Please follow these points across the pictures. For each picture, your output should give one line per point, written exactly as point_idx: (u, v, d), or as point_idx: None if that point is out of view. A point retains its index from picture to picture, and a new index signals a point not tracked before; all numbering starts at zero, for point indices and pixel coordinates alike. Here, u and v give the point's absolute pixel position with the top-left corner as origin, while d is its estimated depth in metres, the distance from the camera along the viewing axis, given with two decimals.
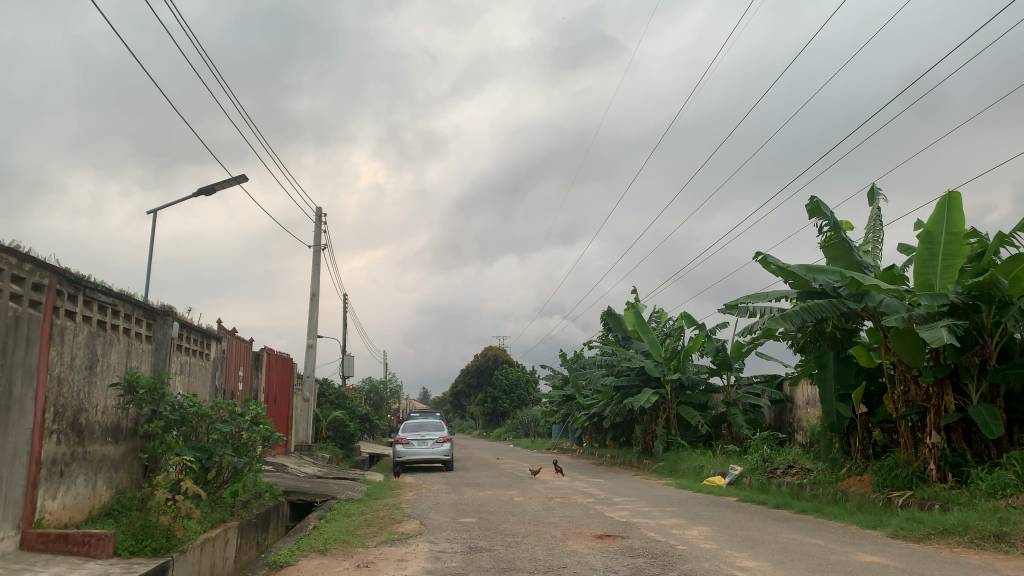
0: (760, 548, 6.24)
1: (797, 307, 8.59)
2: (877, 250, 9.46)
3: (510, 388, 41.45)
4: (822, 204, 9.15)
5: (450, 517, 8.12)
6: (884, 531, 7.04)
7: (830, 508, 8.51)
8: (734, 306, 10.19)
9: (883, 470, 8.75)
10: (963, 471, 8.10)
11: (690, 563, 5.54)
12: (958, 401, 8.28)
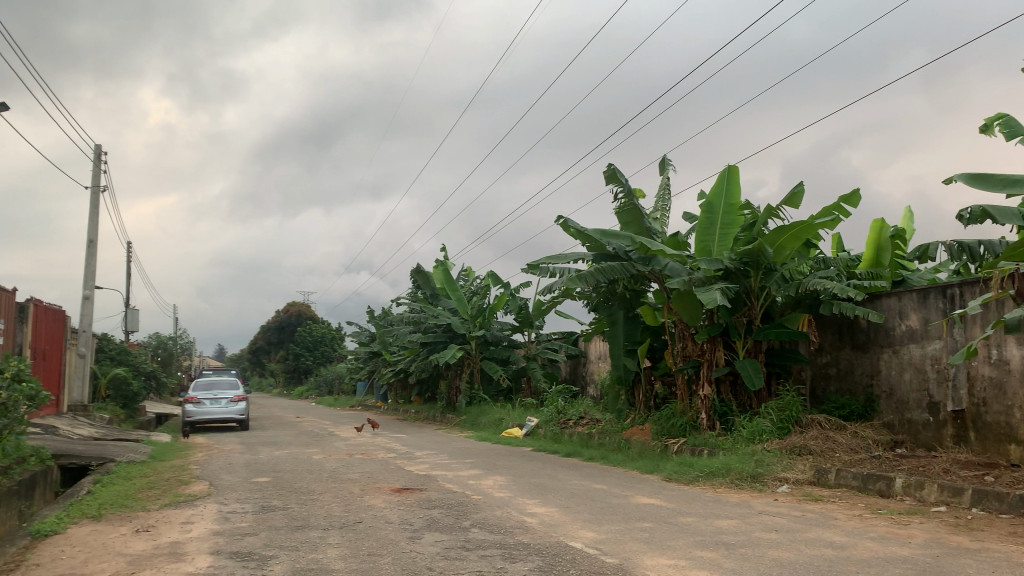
0: (550, 494, 6.59)
1: (592, 268, 9.03)
2: (665, 218, 10.14)
3: (314, 344, 40.47)
4: (619, 171, 9.64)
5: (243, 476, 7.83)
6: (660, 475, 7.67)
7: (614, 455, 9.14)
8: (536, 266, 10.54)
9: (662, 419, 9.53)
10: (729, 419, 9.02)
11: (484, 512, 5.72)
12: (727, 356, 9.17)
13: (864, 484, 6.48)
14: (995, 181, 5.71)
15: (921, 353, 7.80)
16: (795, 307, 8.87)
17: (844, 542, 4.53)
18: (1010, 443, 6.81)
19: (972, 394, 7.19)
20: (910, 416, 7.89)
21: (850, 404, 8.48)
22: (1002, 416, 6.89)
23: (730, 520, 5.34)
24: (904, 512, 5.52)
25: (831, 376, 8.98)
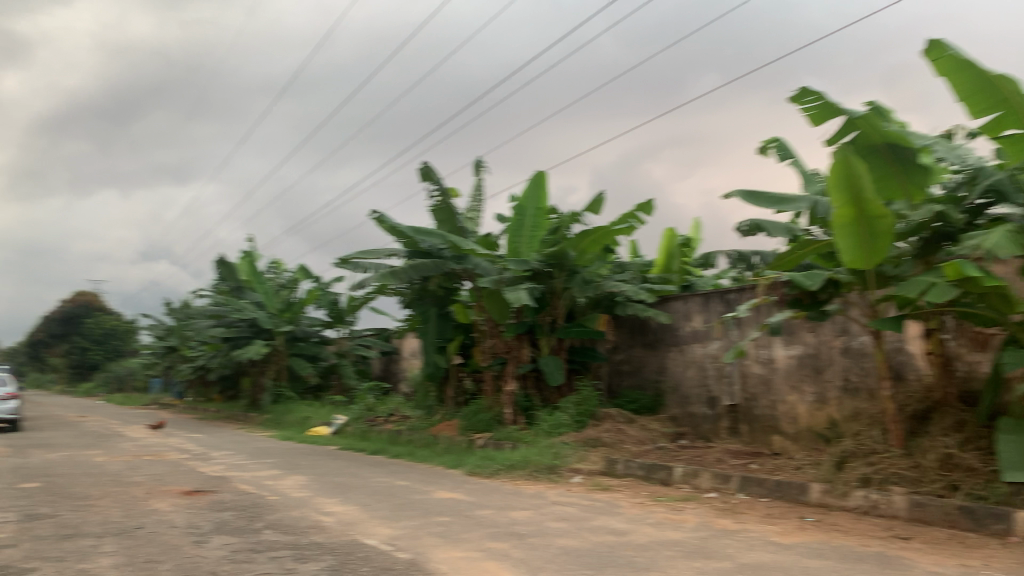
0: (351, 493, 6.51)
1: (403, 266, 9.00)
2: (477, 218, 10.33)
3: (103, 338, 37.32)
4: (433, 169, 9.69)
5: (7, 483, 7.06)
6: (463, 469, 7.80)
7: (419, 452, 9.18)
8: (347, 261, 10.36)
9: (469, 415, 9.69)
10: (531, 413, 9.34)
11: (278, 512, 5.56)
12: (532, 353, 9.49)
13: (649, 474, 6.97)
14: (765, 199, 6.31)
15: (703, 351, 8.48)
16: (596, 307, 9.36)
17: (625, 529, 4.85)
18: (774, 433, 7.57)
19: (745, 390, 7.92)
20: (693, 410, 8.56)
21: (641, 399, 9.09)
22: (768, 409, 7.65)
23: (523, 512, 5.54)
24: (680, 499, 5.99)
25: (626, 373, 9.56)
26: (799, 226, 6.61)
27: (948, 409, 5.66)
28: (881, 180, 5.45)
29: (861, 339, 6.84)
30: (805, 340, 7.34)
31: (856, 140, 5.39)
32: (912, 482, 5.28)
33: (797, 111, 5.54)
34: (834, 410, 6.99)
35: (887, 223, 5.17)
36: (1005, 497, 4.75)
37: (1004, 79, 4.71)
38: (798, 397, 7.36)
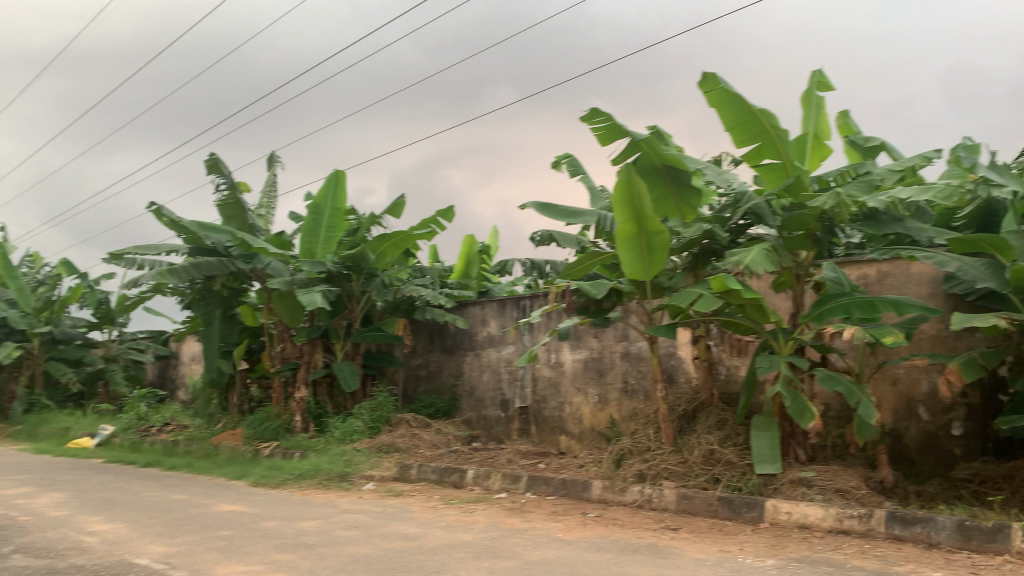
0: (118, 509, 5.96)
1: (186, 263, 8.40)
2: (269, 216, 9.90)
3: None
4: (221, 161, 9.15)
5: None
6: (247, 480, 7.41)
7: (199, 463, 8.60)
8: (119, 256, 9.50)
9: (255, 423, 9.25)
10: (323, 420, 9.08)
11: (30, 535, 4.96)
12: (325, 358, 9.24)
13: (441, 477, 7.03)
14: (558, 211, 6.60)
15: (497, 356, 8.71)
16: (393, 312, 9.29)
17: (416, 533, 4.84)
18: (561, 434, 7.93)
19: (535, 392, 8.23)
20: (485, 412, 8.75)
21: (436, 404, 9.10)
22: (556, 411, 8.00)
23: (312, 521, 5.37)
24: (470, 500, 6.10)
25: (421, 377, 9.59)
26: (588, 238, 6.97)
27: (712, 408, 6.23)
28: (659, 198, 5.88)
29: (639, 344, 7.34)
30: (591, 344, 7.76)
31: (639, 160, 5.77)
32: (680, 477, 5.75)
33: (588, 130, 5.83)
34: (615, 410, 7.46)
35: (663, 239, 5.59)
36: (756, 487, 5.32)
37: (764, 114, 5.26)
38: (583, 399, 7.76)
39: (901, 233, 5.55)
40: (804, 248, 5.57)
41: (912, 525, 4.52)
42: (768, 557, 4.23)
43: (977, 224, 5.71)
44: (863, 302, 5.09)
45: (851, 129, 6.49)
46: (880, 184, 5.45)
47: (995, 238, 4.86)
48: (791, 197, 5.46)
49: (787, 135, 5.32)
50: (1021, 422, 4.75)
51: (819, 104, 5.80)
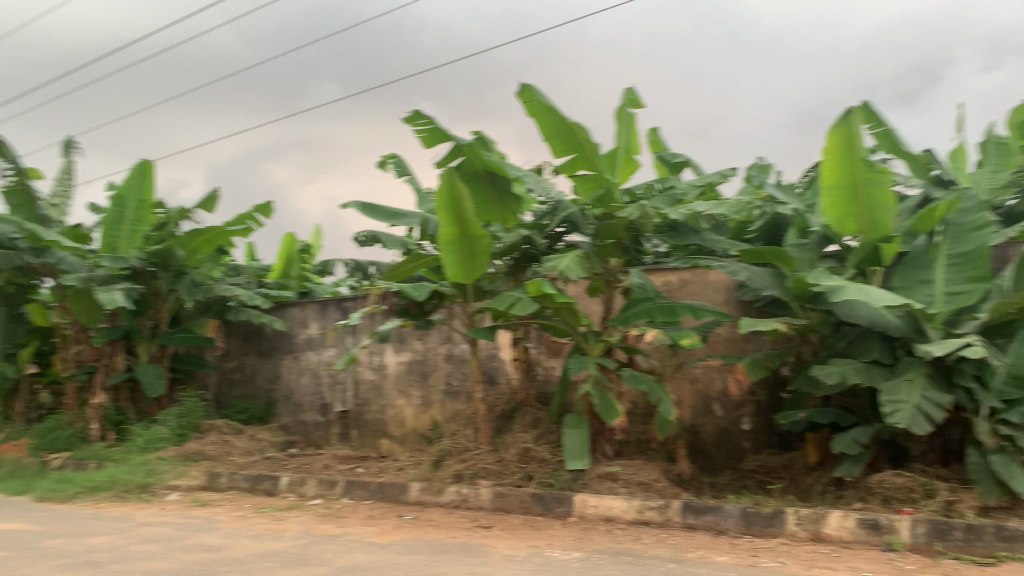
0: None
1: None
2: (65, 206, 9.07)
3: None
4: (5, 144, 8.26)
5: None
6: (31, 495, 6.74)
7: None
8: None
9: (42, 433, 8.42)
10: (123, 428, 8.42)
11: None
12: (126, 361, 8.56)
13: (253, 485, 6.74)
14: (380, 212, 6.53)
15: (318, 359, 8.48)
16: (204, 312, 8.80)
17: (222, 544, 4.62)
18: (382, 437, 7.86)
19: (356, 396, 8.10)
20: (304, 417, 8.50)
21: (251, 408, 8.75)
22: (377, 414, 7.92)
23: (104, 537, 4.97)
24: (283, 508, 5.89)
25: (236, 381, 9.17)
26: (411, 240, 6.94)
27: (528, 408, 6.42)
28: (481, 204, 5.98)
29: (461, 346, 7.42)
30: (414, 347, 7.74)
31: (461, 165, 5.82)
32: (496, 476, 5.87)
33: (411, 132, 5.80)
34: (436, 412, 7.50)
35: (484, 242, 5.68)
36: (567, 482, 5.55)
37: (580, 126, 5.49)
38: (404, 402, 7.73)
39: (698, 243, 6.00)
40: (615, 255, 5.87)
41: (703, 514, 4.89)
42: (574, 550, 4.42)
43: (766, 237, 6.27)
44: (664, 306, 5.44)
45: (660, 145, 6.90)
46: (682, 198, 5.85)
47: (778, 250, 5.34)
48: (603, 208, 5.68)
49: (599, 148, 5.58)
50: (797, 416, 5.27)
51: (631, 120, 6.13)
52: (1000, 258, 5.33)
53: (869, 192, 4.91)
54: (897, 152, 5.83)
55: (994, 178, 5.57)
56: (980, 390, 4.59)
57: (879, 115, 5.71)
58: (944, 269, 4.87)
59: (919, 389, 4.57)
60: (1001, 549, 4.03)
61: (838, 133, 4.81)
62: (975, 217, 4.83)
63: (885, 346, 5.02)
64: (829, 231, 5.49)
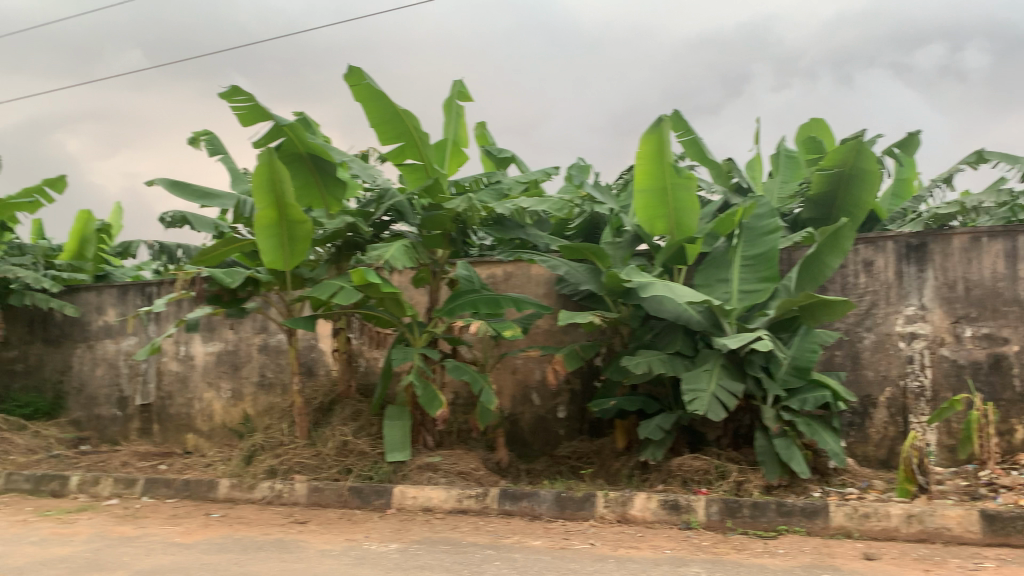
0: None
1: None
2: None
3: None
4: None
5: None
6: None
7: None
8: None
9: None
10: None
11: None
12: None
13: (37, 486, 6.12)
14: (191, 191, 6.12)
15: (115, 348, 7.83)
16: None
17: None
18: (188, 432, 7.40)
19: (159, 388, 7.57)
20: (99, 411, 7.83)
21: (36, 402, 7.92)
22: (183, 408, 7.44)
23: None
24: (72, 510, 5.39)
25: (17, 373, 8.27)
26: (226, 223, 6.55)
27: (348, 400, 6.29)
28: (302, 188, 5.78)
29: (278, 336, 7.14)
30: (225, 336, 7.35)
31: (282, 146, 5.58)
32: (312, 469, 5.70)
33: (228, 108, 5.48)
34: (249, 405, 7.17)
35: (305, 228, 5.50)
36: (386, 475, 5.50)
37: (408, 115, 5.45)
38: (214, 394, 7.32)
39: (522, 237, 6.15)
40: (440, 247, 5.86)
41: (520, 500, 5.03)
42: (392, 541, 4.39)
43: (584, 233, 6.57)
44: (489, 297, 5.53)
45: (487, 140, 6.98)
46: (508, 192, 5.96)
47: (595, 246, 5.57)
48: (431, 198, 5.67)
49: (429, 138, 5.58)
50: (607, 405, 5.54)
51: (459, 113, 6.16)
52: (787, 261, 6.03)
53: (677, 197, 5.25)
54: (702, 159, 6.28)
55: (783, 188, 6.15)
56: (766, 379, 5.05)
57: (687, 123, 6.11)
58: (739, 269, 5.29)
59: (716, 379, 4.96)
60: (781, 523, 4.47)
61: (651, 139, 5.10)
62: (766, 222, 5.32)
63: (687, 339, 5.38)
64: (641, 230, 5.83)
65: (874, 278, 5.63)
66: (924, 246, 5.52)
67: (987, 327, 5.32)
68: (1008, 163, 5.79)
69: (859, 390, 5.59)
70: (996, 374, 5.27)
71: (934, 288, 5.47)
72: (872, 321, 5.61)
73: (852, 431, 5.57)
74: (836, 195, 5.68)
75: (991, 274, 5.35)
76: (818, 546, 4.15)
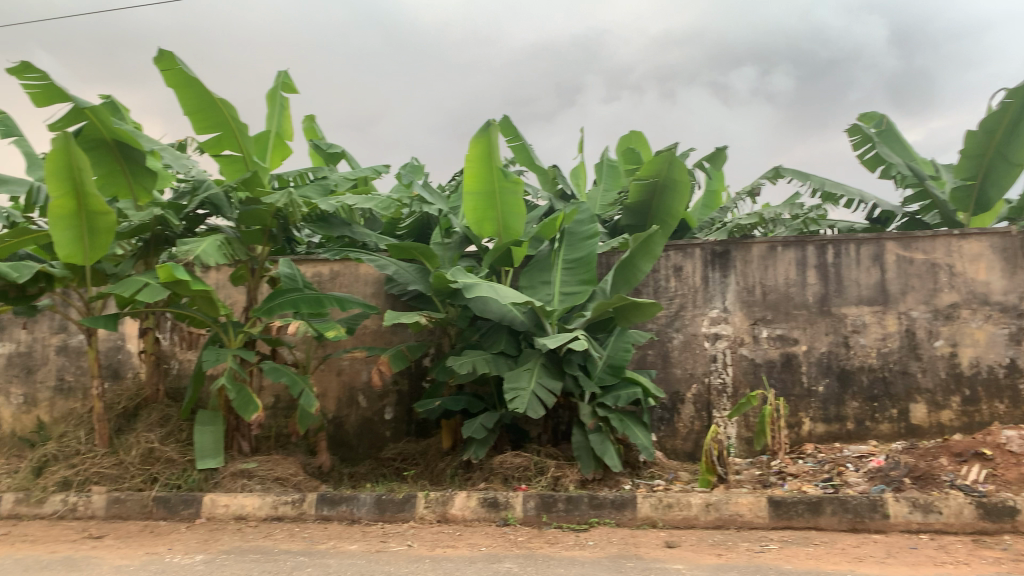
0: None
1: None
2: None
3: None
4: None
5: None
6: None
7: None
8: None
9: None
10: None
11: None
12: None
13: None
14: None
15: None
16: None
17: None
18: None
19: None
20: None
21: None
22: None
23: None
24: None
25: None
26: (17, 212, 5.93)
27: (155, 405, 5.90)
28: (106, 176, 5.37)
29: (79, 337, 6.58)
30: (17, 337, 6.68)
31: (83, 131, 5.14)
32: (113, 480, 5.29)
33: (18, 86, 4.99)
34: (43, 412, 6.55)
35: (107, 220, 5.09)
36: (197, 483, 5.19)
37: (226, 104, 5.19)
38: (2, 401, 6.63)
39: (349, 235, 6.02)
40: (260, 243, 5.62)
41: (338, 505, 4.91)
42: (197, 553, 4.15)
43: (415, 233, 6.50)
44: (311, 297, 5.34)
45: (316, 134, 6.75)
46: (334, 189, 5.80)
47: (424, 247, 5.52)
48: (249, 191, 5.40)
49: (247, 129, 5.34)
50: (432, 405, 5.54)
51: (283, 105, 5.94)
52: (606, 264, 6.34)
53: (504, 200, 5.32)
54: (530, 164, 6.43)
55: (606, 196, 6.47)
56: (583, 377, 5.23)
57: (516, 129, 6.23)
58: (561, 272, 5.46)
59: (536, 378, 5.07)
60: (593, 516, 4.66)
61: (480, 142, 5.09)
62: (587, 227, 5.55)
63: (510, 339, 5.48)
64: (470, 232, 5.87)
65: (683, 282, 6.00)
66: (728, 253, 5.95)
67: (781, 328, 5.80)
68: (801, 179, 6.35)
69: (669, 387, 5.94)
70: (788, 371, 5.76)
71: (736, 292, 5.91)
72: (681, 323, 5.97)
73: (662, 425, 5.91)
74: (651, 205, 6.00)
75: (784, 279, 5.85)
76: (625, 537, 4.36)
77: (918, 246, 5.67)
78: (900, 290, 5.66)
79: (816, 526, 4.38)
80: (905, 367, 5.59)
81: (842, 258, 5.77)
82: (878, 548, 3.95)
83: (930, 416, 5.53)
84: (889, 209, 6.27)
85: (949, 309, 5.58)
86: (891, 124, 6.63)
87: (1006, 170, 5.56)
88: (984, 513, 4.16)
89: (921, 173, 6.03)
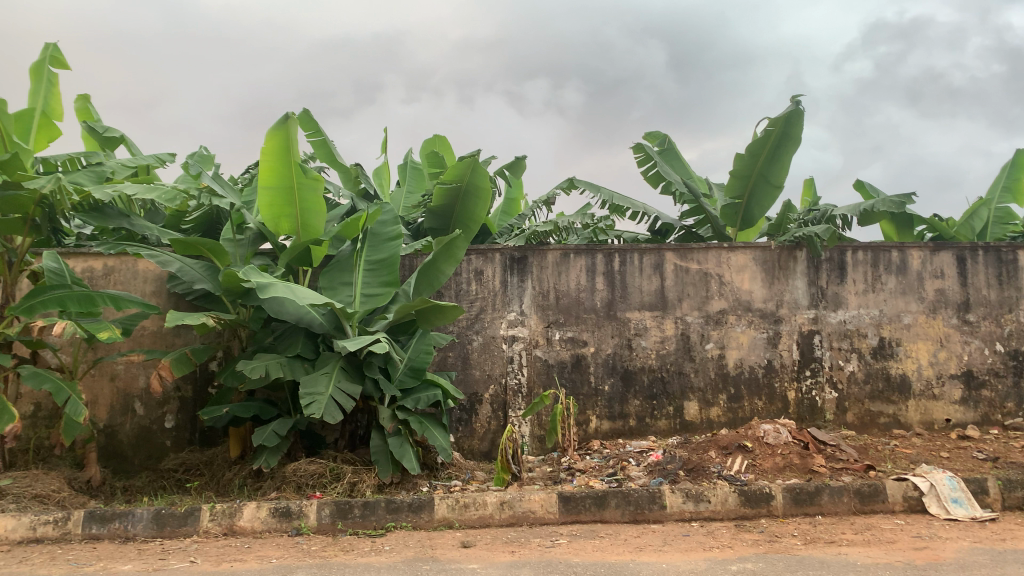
0: None
1: None
2: None
3: None
4: None
5: None
6: None
7: None
8: None
9: None
10: None
11: None
12: None
13: None
14: None
15: None
16: None
17: None
18: None
19: None
20: None
21: None
22: None
23: None
24: None
25: None
26: None
27: None
28: None
29: None
30: None
31: None
32: None
33: None
34: None
35: None
36: None
37: None
38: None
39: (126, 228, 5.52)
40: (19, 233, 5.00)
41: (109, 522, 4.49)
42: None
43: (203, 228, 6.08)
44: (81, 295, 4.85)
45: (91, 116, 6.13)
46: (111, 176, 5.31)
47: (213, 243, 5.19)
48: (6, 174, 4.81)
49: (6, 106, 4.76)
50: (219, 412, 5.21)
51: (51, 81, 5.36)
52: (409, 266, 6.31)
53: (303, 196, 5.14)
54: (330, 162, 6.25)
55: (408, 198, 6.49)
56: (384, 381, 5.15)
57: (317, 124, 6.04)
58: (363, 273, 5.35)
59: (334, 382, 4.93)
60: (389, 520, 4.61)
61: (277, 134, 4.90)
62: (390, 229, 5.52)
63: (307, 341, 5.30)
64: (264, 229, 5.60)
65: (483, 286, 6.12)
66: (525, 259, 6.15)
67: (571, 331, 6.09)
68: (592, 191, 6.70)
69: (467, 388, 6.02)
70: (577, 372, 6.05)
71: (531, 296, 6.12)
72: (480, 325, 6.07)
73: (460, 426, 5.98)
74: (453, 210, 6.02)
75: (575, 285, 6.14)
76: (421, 540, 4.36)
77: (693, 257, 6.19)
78: (677, 297, 6.14)
79: (601, 518, 4.64)
80: (680, 368, 6.07)
81: (627, 266, 6.17)
82: (656, 537, 4.26)
83: (700, 413, 6.04)
84: (669, 222, 6.78)
85: (719, 314, 6.13)
86: (673, 143, 7.19)
87: (766, 191, 6.27)
88: (744, 499, 4.61)
89: (696, 191, 6.55)
